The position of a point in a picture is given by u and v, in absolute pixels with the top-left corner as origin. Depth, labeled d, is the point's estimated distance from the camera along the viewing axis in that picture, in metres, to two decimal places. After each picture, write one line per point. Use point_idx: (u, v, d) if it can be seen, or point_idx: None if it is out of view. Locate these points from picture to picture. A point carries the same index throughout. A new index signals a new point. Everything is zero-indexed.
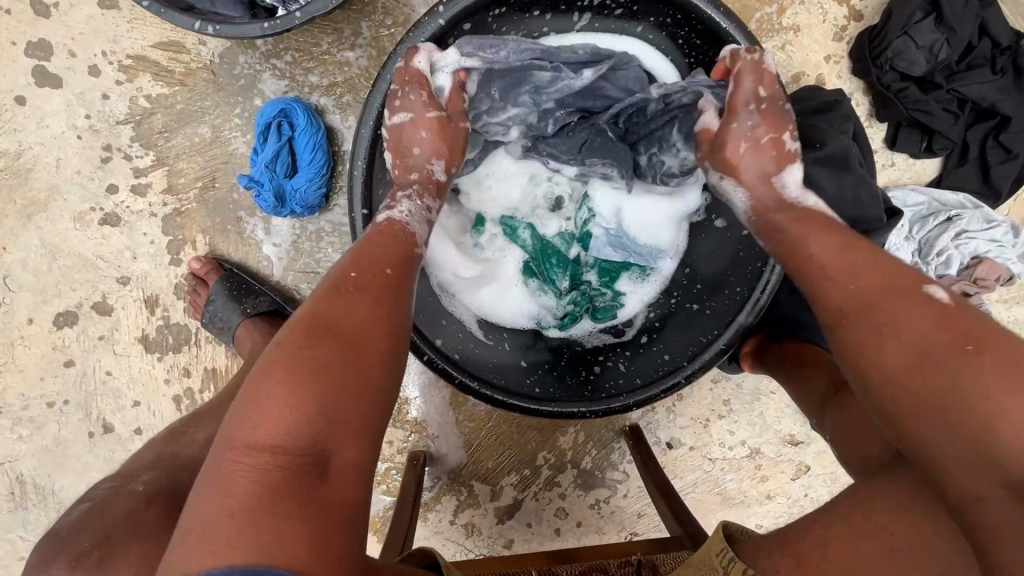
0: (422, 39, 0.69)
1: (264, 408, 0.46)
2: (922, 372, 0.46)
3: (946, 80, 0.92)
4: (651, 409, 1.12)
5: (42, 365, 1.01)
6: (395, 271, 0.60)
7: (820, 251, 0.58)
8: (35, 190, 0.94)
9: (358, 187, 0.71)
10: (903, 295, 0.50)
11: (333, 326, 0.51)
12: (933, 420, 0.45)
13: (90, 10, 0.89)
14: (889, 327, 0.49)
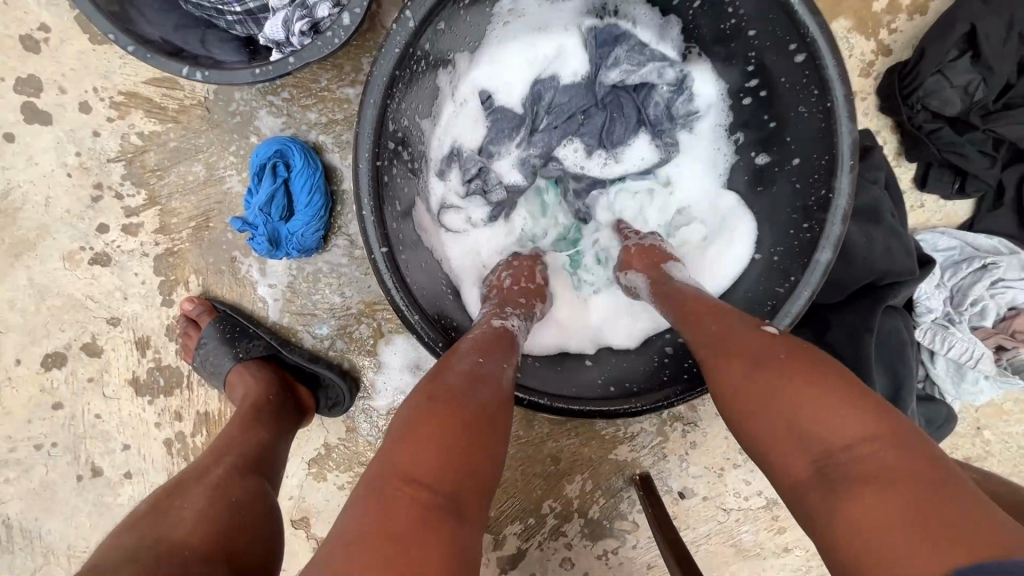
0: (396, 49, 0.60)
1: (417, 443, 0.47)
2: (750, 397, 0.51)
3: (982, 120, 0.85)
4: (662, 458, 1.06)
5: (30, 408, 0.97)
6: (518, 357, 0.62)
7: (684, 296, 0.63)
8: (23, 230, 0.90)
9: (372, 227, 0.64)
10: (746, 331, 0.55)
11: (483, 400, 0.52)
12: (774, 443, 0.49)
13: (80, 45, 0.85)
14: (733, 364, 0.53)
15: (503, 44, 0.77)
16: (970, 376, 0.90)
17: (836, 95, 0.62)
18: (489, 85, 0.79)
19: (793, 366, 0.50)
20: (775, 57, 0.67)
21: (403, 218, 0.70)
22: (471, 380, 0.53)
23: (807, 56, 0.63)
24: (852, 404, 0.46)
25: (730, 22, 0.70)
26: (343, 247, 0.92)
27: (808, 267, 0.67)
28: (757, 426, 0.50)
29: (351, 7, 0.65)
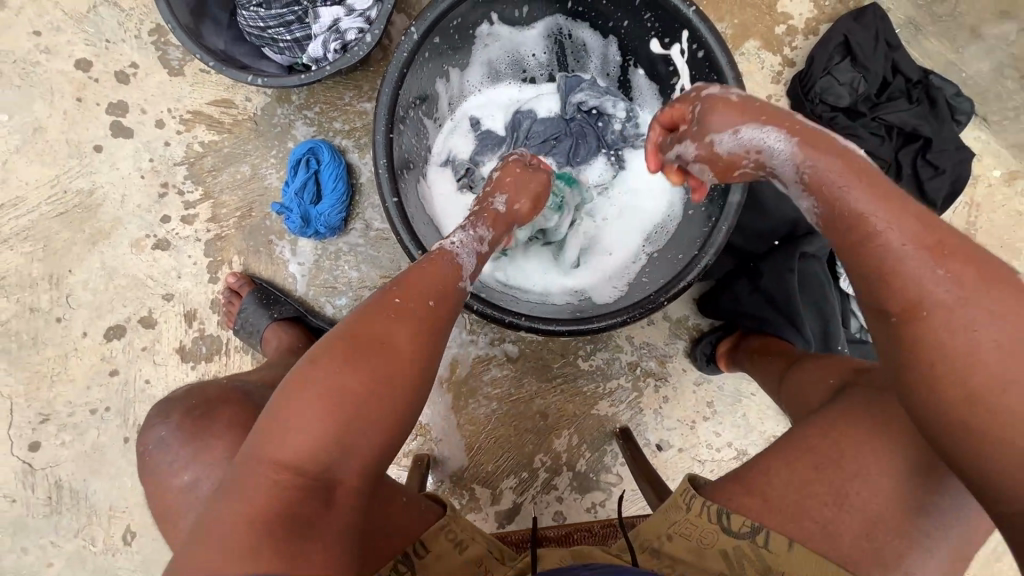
0: (403, 54, 0.82)
1: (296, 427, 0.54)
2: (991, 356, 0.48)
3: (869, 109, 1.08)
4: (639, 412, 1.19)
5: (91, 375, 1.13)
6: (440, 305, 0.66)
7: (844, 201, 0.57)
8: (101, 222, 1.11)
9: (386, 182, 0.83)
10: (971, 271, 0.50)
11: (379, 370, 0.57)
12: (946, 387, 0.49)
13: (160, 77, 1.10)
14: (929, 314, 0.50)
15: (490, 88, 1.06)
16: None
17: (727, 74, 0.83)
18: (478, 113, 1.06)
19: (1014, 327, 0.48)
20: (682, 56, 0.89)
21: (409, 184, 0.90)
22: (377, 343, 0.58)
23: (704, 52, 0.85)
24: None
25: (650, 34, 0.92)
26: (360, 229, 1.12)
27: (723, 210, 0.84)
28: (935, 368, 0.50)
29: (372, 30, 0.89)
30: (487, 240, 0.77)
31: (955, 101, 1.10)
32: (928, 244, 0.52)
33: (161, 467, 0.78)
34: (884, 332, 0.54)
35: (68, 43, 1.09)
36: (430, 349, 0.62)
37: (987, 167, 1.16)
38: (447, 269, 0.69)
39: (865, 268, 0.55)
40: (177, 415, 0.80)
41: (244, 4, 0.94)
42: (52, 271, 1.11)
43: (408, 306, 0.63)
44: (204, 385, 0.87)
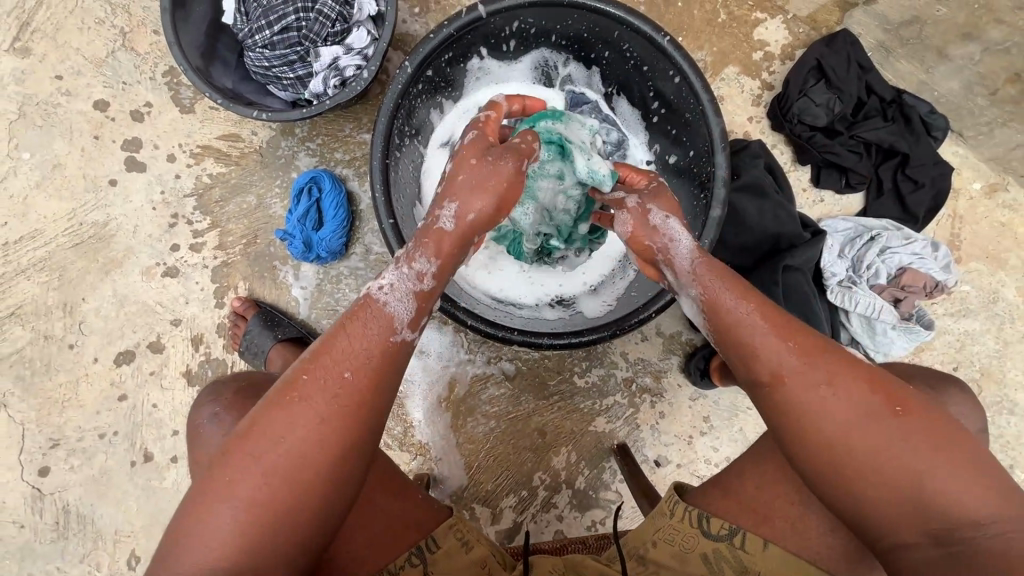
0: (398, 86, 0.87)
1: (208, 530, 0.55)
2: (836, 416, 0.59)
3: (846, 128, 1.13)
4: (636, 427, 1.20)
5: (100, 400, 1.17)
6: (359, 374, 0.61)
7: (718, 292, 0.67)
8: (114, 252, 1.17)
9: (381, 204, 0.87)
10: (806, 353, 0.62)
11: (286, 466, 0.57)
12: (803, 442, 0.61)
13: (172, 114, 1.17)
14: (785, 388, 0.62)
15: (501, 79, 1.08)
16: (879, 328, 1.08)
17: (703, 97, 0.88)
18: (484, 103, 1.09)
19: (847, 392, 0.60)
20: (661, 83, 0.95)
21: (404, 204, 0.95)
22: (277, 437, 0.58)
23: (681, 78, 0.90)
24: (906, 424, 0.58)
25: (632, 62, 0.97)
26: (361, 253, 1.17)
27: (705, 224, 0.88)
28: (797, 429, 0.61)
29: (369, 67, 0.95)
30: (427, 275, 0.68)
31: (930, 118, 1.14)
32: (775, 326, 0.64)
33: (200, 441, 0.81)
34: (756, 399, 0.65)
35: (88, 85, 1.17)
36: (343, 428, 0.59)
37: (967, 180, 1.20)
38: (371, 324, 0.63)
39: (734, 350, 0.65)
40: (229, 390, 0.84)
41: (250, 46, 1.01)
42: (66, 299, 1.16)
43: (315, 385, 0.60)
44: (245, 372, 0.90)
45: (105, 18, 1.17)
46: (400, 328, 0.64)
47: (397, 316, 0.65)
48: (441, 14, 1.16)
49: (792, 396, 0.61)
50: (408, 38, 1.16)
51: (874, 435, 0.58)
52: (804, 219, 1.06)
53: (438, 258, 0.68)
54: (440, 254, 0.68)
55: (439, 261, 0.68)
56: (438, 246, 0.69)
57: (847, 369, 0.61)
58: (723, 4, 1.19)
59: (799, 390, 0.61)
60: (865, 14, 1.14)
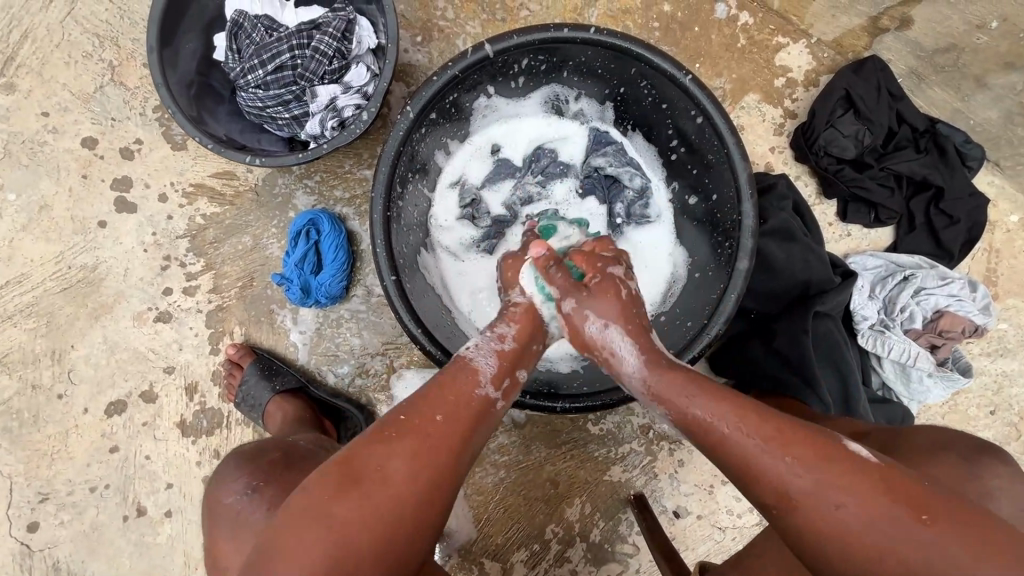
0: (399, 132, 0.82)
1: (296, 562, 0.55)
2: (853, 532, 0.53)
3: (876, 160, 1.06)
4: (653, 477, 1.14)
5: (91, 452, 1.11)
6: (449, 417, 0.63)
7: (687, 408, 0.63)
8: (104, 297, 1.11)
9: (383, 259, 0.82)
10: (813, 463, 0.56)
11: (377, 503, 0.58)
12: (830, 565, 0.55)
13: (164, 151, 1.11)
14: (798, 505, 0.56)
15: (519, 118, 1.02)
16: (914, 376, 1.01)
17: (728, 140, 0.81)
18: (498, 143, 1.03)
19: (870, 503, 0.53)
20: (682, 121, 0.89)
21: (408, 252, 0.90)
22: (374, 471, 0.59)
23: (703, 118, 0.84)
24: (940, 530, 0.52)
25: (649, 99, 0.91)
26: (362, 295, 1.11)
27: (731, 277, 0.82)
28: (821, 552, 0.55)
29: (369, 108, 0.90)
30: (508, 336, 0.72)
31: (965, 148, 1.07)
32: (774, 441, 0.58)
33: (237, 528, 0.76)
34: (770, 521, 0.59)
35: (75, 122, 1.11)
36: (432, 469, 0.60)
37: (1003, 212, 1.13)
38: (464, 377, 0.67)
39: (737, 474, 0.60)
40: (265, 463, 0.81)
41: (242, 85, 0.95)
42: (54, 346, 1.11)
43: (414, 422, 0.62)
44: (271, 442, 0.88)
45: (93, 52, 1.11)
46: (480, 384, 0.67)
47: (484, 371, 0.68)
48: (444, 43, 1.10)
49: (799, 520, 0.56)
50: (411, 69, 1.10)
51: (908, 550, 0.52)
52: (833, 259, 1.01)
53: (518, 323, 0.74)
54: (518, 320, 0.74)
55: (517, 323, 0.73)
56: (515, 317, 0.74)
57: (844, 474, 0.55)
58: (743, 28, 1.12)
59: (799, 514, 0.56)
60: (896, 39, 1.08)
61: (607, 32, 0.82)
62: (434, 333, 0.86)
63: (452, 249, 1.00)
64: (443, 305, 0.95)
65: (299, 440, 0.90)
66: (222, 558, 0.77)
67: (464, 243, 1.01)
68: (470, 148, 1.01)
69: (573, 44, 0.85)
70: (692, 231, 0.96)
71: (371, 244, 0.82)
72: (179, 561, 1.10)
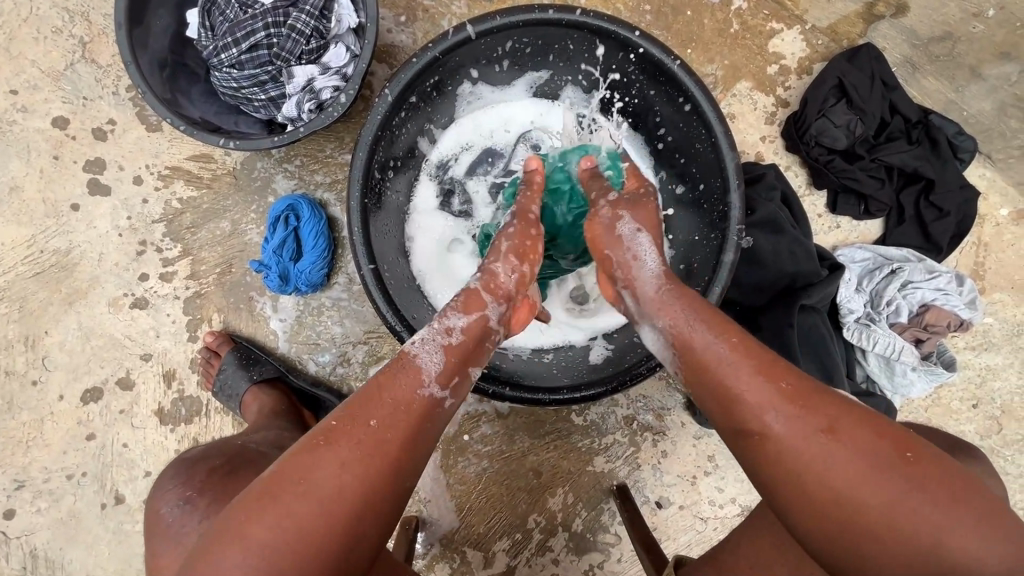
0: (377, 117, 0.79)
1: (226, 560, 0.53)
2: (833, 468, 0.54)
3: (867, 151, 1.04)
4: (636, 468, 1.14)
5: (67, 439, 1.09)
6: (385, 423, 0.61)
7: (684, 329, 0.64)
8: (79, 281, 1.09)
9: (360, 248, 0.80)
10: (800, 401, 0.57)
11: (308, 508, 0.55)
12: (798, 505, 0.56)
13: (138, 133, 1.08)
14: (774, 438, 0.57)
15: (503, 103, 0.99)
16: (899, 370, 1.00)
17: (716, 130, 0.79)
18: (482, 130, 1.00)
19: (846, 444, 0.54)
20: (670, 110, 0.87)
21: (385, 243, 0.88)
22: (307, 478, 0.57)
23: (691, 106, 0.82)
24: (912, 474, 0.53)
25: (636, 86, 0.89)
26: (344, 283, 1.09)
27: (716, 269, 0.80)
28: (795, 487, 0.56)
29: (346, 90, 0.87)
30: (455, 329, 0.68)
31: (957, 139, 1.06)
32: (764, 372, 0.59)
33: (172, 541, 0.74)
34: (743, 454, 0.60)
35: (46, 101, 1.08)
36: (364, 478, 0.58)
37: (994, 206, 1.11)
38: (405, 377, 0.64)
39: (716, 397, 0.61)
40: (202, 472, 0.79)
41: (216, 65, 0.92)
42: (28, 332, 1.08)
43: (345, 429, 0.60)
44: (218, 447, 0.86)
45: (63, 27, 1.07)
46: (425, 383, 0.64)
47: (427, 371, 0.65)
48: (429, 23, 1.06)
49: (778, 452, 0.57)
50: (394, 51, 1.06)
51: (878, 491, 0.53)
52: (820, 251, 1.00)
53: (470, 313, 0.69)
54: (471, 310, 0.69)
55: (471, 316, 0.69)
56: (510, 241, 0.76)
57: (813, 418, 0.56)
58: (736, 13, 1.09)
59: (773, 447, 0.57)
60: (892, 27, 1.06)
61: (595, 15, 0.79)
62: (412, 324, 0.85)
63: (435, 237, 0.97)
64: (424, 297, 0.93)
65: (248, 441, 0.89)
66: (160, 572, 0.74)
67: (448, 231, 0.98)
68: (454, 134, 0.99)
69: (559, 28, 0.82)
70: (677, 222, 0.94)
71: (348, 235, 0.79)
72: None
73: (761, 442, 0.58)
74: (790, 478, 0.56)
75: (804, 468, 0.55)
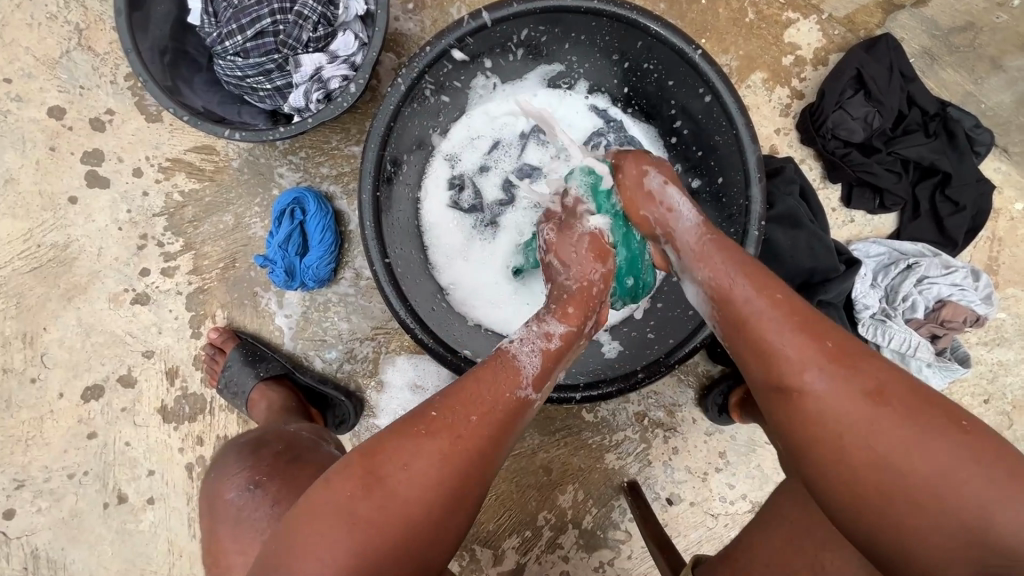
0: (390, 106, 0.77)
1: (323, 536, 0.53)
2: (879, 420, 0.52)
3: (884, 144, 1.03)
4: (647, 464, 1.13)
5: (67, 437, 1.06)
6: (484, 422, 0.60)
7: (724, 283, 0.64)
8: (77, 276, 1.06)
9: (373, 242, 0.77)
10: (842, 358, 0.56)
11: (403, 503, 0.55)
12: (837, 467, 0.54)
13: (138, 123, 1.04)
14: (816, 395, 0.55)
15: (514, 91, 0.97)
16: (914, 366, 0.99)
17: (737, 119, 0.77)
18: (493, 121, 0.97)
19: (893, 404, 0.53)
20: (689, 100, 0.85)
21: (398, 238, 0.86)
22: (399, 469, 0.56)
23: (711, 97, 0.80)
24: (965, 442, 0.51)
25: (653, 77, 0.87)
26: (351, 279, 1.07)
27: None
28: (834, 444, 0.54)
29: (356, 79, 0.84)
30: (556, 335, 0.69)
31: (974, 133, 1.04)
32: (803, 336, 0.57)
33: (239, 526, 0.73)
34: (783, 413, 0.57)
35: (41, 90, 1.04)
36: (456, 473, 0.57)
37: (1008, 200, 1.10)
38: (504, 375, 0.63)
39: (756, 350, 0.59)
40: (267, 457, 0.78)
41: (219, 53, 0.90)
42: (25, 329, 1.06)
43: (446, 423, 0.58)
44: (271, 431, 0.83)
45: (58, 13, 1.03)
46: (522, 386, 0.63)
47: (525, 372, 0.64)
48: (438, 11, 1.03)
49: (819, 405, 0.55)
50: (402, 39, 1.03)
51: (926, 455, 0.50)
52: (837, 246, 0.98)
53: (568, 323, 0.70)
54: (570, 320, 0.70)
55: (569, 325, 0.69)
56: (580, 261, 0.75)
57: (854, 379, 0.54)
58: (752, 2, 1.07)
59: (815, 406, 0.55)
60: (911, 17, 1.05)
61: (614, 1, 0.77)
62: (423, 318, 0.83)
63: (445, 229, 0.95)
64: (437, 293, 0.92)
65: (298, 429, 0.85)
66: (223, 557, 0.74)
67: (458, 225, 0.96)
68: (465, 127, 0.96)
69: (577, 15, 0.80)
70: None
71: (361, 233, 0.77)
72: (162, 549, 1.07)
73: (803, 400, 0.55)
74: (838, 434, 0.54)
75: (851, 423, 0.53)
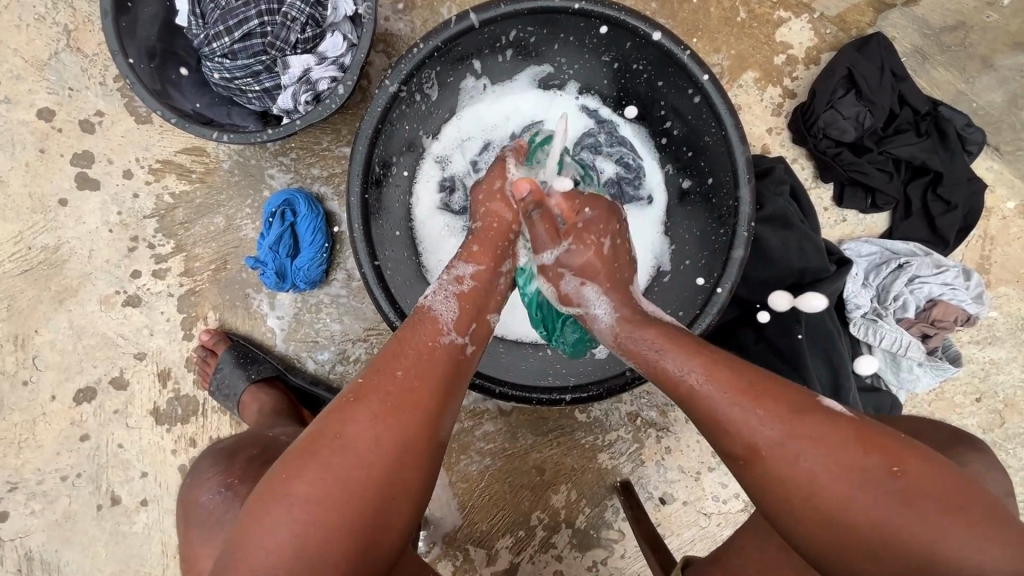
0: (378, 108, 0.77)
1: (277, 520, 0.53)
2: (821, 481, 0.53)
3: (875, 144, 1.02)
4: (640, 464, 1.13)
5: (60, 439, 1.06)
6: (415, 376, 0.61)
7: (656, 360, 0.64)
8: (68, 279, 1.06)
9: (361, 245, 0.77)
10: (778, 418, 0.55)
11: (347, 467, 0.55)
12: (791, 521, 0.55)
13: (128, 124, 1.04)
14: (761, 461, 0.55)
15: (505, 92, 0.97)
16: (905, 365, 1.00)
17: (726, 120, 0.77)
18: (484, 122, 0.97)
19: (834, 460, 0.53)
20: (678, 101, 0.84)
21: (387, 240, 0.85)
22: (337, 434, 0.56)
23: (700, 97, 0.80)
24: (904, 486, 0.51)
25: (643, 78, 0.87)
26: (342, 280, 1.06)
27: (725, 265, 0.79)
28: (783, 504, 0.55)
29: (344, 81, 0.83)
30: (466, 277, 0.71)
31: (966, 132, 1.04)
32: (743, 396, 0.57)
33: (209, 529, 0.74)
34: (735, 472, 0.58)
35: (30, 92, 1.04)
36: (398, 429, 0.57)
37: (1000, 199, 1.10)
38: (424, 329, 0.65)
39: (700, 419, 0.59)
40: (241, 462, 0.78)
41: (207, 54, 0.89)
42: (16, 331, 1.05)
43: (376, 383, 0.60)
44: (249, 437, 0.84)
45: (46, 14, 1.03)
46: (444, 330, 0.65)
47: (444, 319, 0.66)
48: (428, 11, 1.03)
49: (767, 473, 0.55)
50: (392, 40, 1.03)
51: (869, 508, 0.51)
52: (828, 246, 0.98)
53: (475, 262, 0.73)
54: (484, 270, 0.72)
55: (479, 275, 0.72)
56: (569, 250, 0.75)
57: (793, 441, 0.54)
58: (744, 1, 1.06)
59: (762, 472, 0.55)
60: (902, 15, 1.05)
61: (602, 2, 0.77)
62: None
63: (436, 231, 0.95)
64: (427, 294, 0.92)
65: (279, 434, 0.86)
66: (197, 563, 0.74)
67: (448, 225, 0.96)
68: (456, 128, 0.96)
69: (566, 16, 0.80)
70: (683, 216, 0.92)
71: (349, 235, 0.77)
72: (156, 551, 1.07)
73: (750, 466, 0.56)
74: (786, 495, 0.54)
75: (796, 486, 0.54)
